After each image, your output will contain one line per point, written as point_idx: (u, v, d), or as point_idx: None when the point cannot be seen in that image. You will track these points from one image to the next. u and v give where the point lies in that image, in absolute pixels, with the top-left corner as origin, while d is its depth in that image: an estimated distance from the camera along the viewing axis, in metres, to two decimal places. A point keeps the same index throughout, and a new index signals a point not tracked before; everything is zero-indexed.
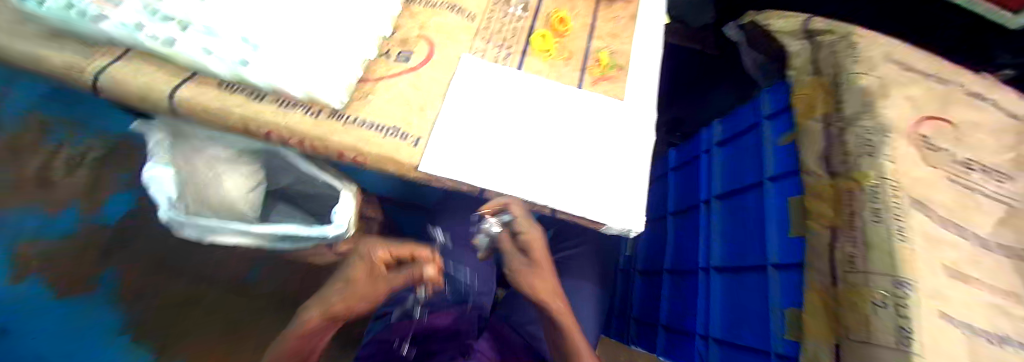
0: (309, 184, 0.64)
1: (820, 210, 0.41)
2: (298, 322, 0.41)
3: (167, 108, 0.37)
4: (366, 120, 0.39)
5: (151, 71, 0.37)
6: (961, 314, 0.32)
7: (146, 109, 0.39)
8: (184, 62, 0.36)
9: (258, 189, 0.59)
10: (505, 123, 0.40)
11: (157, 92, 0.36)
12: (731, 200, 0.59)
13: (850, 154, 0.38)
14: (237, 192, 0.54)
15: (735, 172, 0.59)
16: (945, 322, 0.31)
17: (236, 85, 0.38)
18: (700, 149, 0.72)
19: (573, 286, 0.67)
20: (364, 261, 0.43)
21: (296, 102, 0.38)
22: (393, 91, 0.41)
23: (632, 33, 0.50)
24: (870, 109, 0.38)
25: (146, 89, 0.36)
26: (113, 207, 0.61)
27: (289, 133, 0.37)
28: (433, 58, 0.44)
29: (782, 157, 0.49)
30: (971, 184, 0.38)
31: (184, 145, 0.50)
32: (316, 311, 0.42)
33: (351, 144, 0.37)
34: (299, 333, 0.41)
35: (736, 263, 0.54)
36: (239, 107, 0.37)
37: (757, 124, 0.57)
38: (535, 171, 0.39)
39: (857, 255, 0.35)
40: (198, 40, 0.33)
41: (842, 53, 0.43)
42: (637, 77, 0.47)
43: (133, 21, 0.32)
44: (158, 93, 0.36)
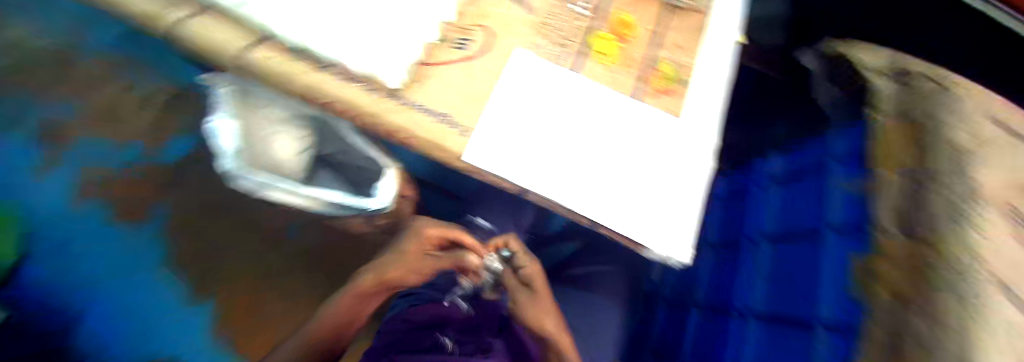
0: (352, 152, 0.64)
1: (884, 271, 0.38)
2: (355, 283, 0.50)
3: (237, 66, 0.39)
4: (420, 104, 0.39)
5: (226, 27, 0.38)
6: None
7: (217, 63, 0.41)
8: (257, 24, 0.37)
9: (307, 152, 0.63)
10: (555, 126, 0.40)
11: (229, 49, 0.38)
12: (782, 243, 0.55)
13: (935, 216, 0.34)
14: (286, 153, 0.60)
15: (791, 212, 0.56)
16: None
17: (300, 53, 0.38)
18: (755, 181, 0.69)
19: (599, 302, 0.68)
20: (417, 238, 0.51)
21: (355, 76, 0.38)
22: (449, 79, 0.41)
23: (701, 47, 0.47)
24: (960, 168, 0.33)
25: (220, 45, 0.38)
26: None
27: (346, 106, 0.38)
28: (491, 49, 0.43)
29: (850, 206, 0.46)
30: None
31: (247, 101, 0.55)
32: (370, 276, 0.50)
33: (403, 125, 0.37)
34: (355, 292, 0.49)
35: (779, 309, 0.51)
36: (302, 75, 0.37)
37: (823, 165, 0.53)
38: (580, 179, 0.38)
39: (922, 329, 0.31)
40: None
41: (938, 103, 0.39)
42: (697, 94, 0.44)
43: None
44: (230, 50, 0.38)
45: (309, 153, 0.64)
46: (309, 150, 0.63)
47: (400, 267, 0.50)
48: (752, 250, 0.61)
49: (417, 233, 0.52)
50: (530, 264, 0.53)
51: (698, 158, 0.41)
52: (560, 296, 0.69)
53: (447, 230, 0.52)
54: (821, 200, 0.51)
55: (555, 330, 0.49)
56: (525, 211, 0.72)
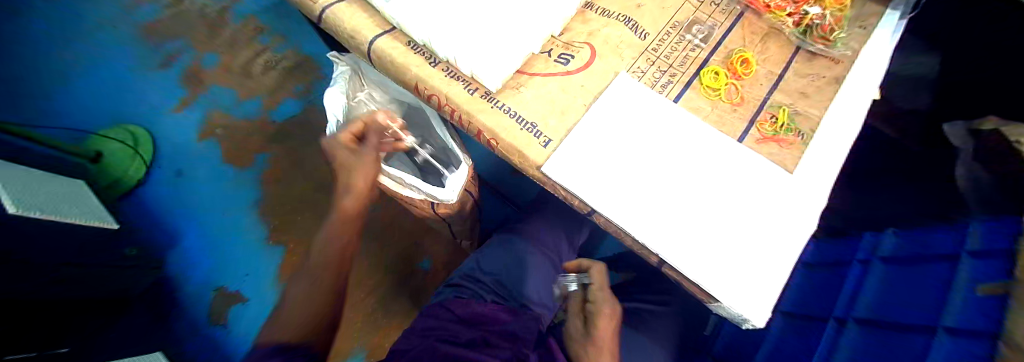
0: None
1: None
2: (328, 225, 0.45)
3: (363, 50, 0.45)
4: (510, 109, 0.41)
5: (364, 16, 0.44)
6: None
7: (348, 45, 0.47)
8: (390, 17, 0.42)
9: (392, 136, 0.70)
10: (643, 153, 0.39)
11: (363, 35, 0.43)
12: (881, 332, 0.48)
13: None
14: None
15: (897, 299, 0.49)
16: None
17: (420, 47, 0.43)
18: (856, 256, 0.61)
19: (644, 343, 0.62)
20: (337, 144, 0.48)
21: (461, 76, 0.41)
22: (543, 89, 0.42)
23: (826, 98, 0.43)
24: None
25: (354, 31, 0.43)
26: None
27: (446, 100, 0.41)
28: (591, 66, 0.43)
29: (971, 308, 0.38)
30: None
31: (357, 81, 0.61)
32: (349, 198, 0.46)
33: (492, 126, 0.39)
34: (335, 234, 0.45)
35: None
36: (417, 66, 0.42)
37: (951, 256, 0.46)
38: (655, 212, 0.37)
39: None
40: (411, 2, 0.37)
41: None
42: (812, 149, 0.41)
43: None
44: (363, 36, 0.43)
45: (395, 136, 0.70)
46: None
47: (360, 175, 0.46)
48: (836, 330, 0.54)
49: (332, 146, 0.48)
50: (604, 302, 0.54)
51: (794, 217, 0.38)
52: None
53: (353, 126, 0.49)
54: (940, 295, 0.43)
55: None
56: (580, 233, 0.73)
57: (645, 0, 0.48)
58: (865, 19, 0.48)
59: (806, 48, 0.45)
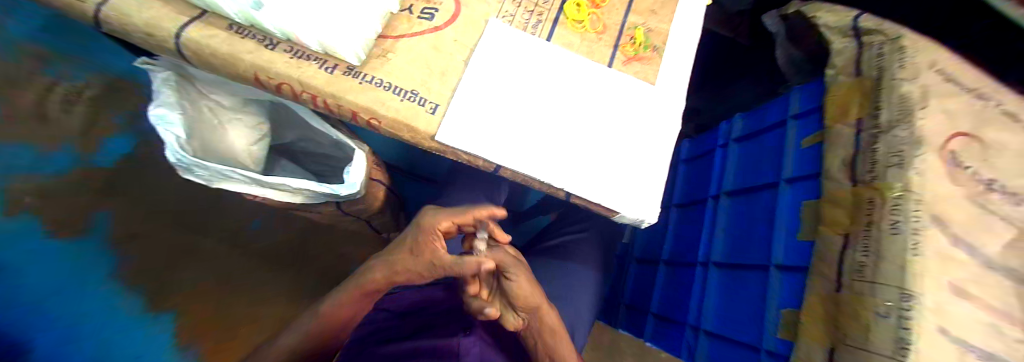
0: (314, 142, 0.68)
1: (835, 218, 0.41)
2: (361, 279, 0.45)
3: (174, 50, 0.36)
4: (380, 80, 0.36)
5: (157, 6, 0.35)
6: (958, 330, 0.32)
7: (152, 47, 0.37)
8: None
9: (263, 143, 0.63)
10: (525, 100, 0.38)
11: (165, 30, 0.34)
12: (745, 198, 0.58)
13: (878, 163, 0.37)
14: (240, 142, 0.59)
15: (751, 169, 0.59)
16: (939, 336, 0.30)
17: (247, 30, 0.36)
18: (717, 142, 0.71)
19: (572, 269, 0.65)
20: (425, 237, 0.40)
21: (311, 54, 0.36)
22: (414, 52, 0.38)
23: (670, 11, 0.47)
24: (903, 119, 0.37)
25: (152, 25, 0.34)
26: (109, 151, 0.70)
27: (301, 87, 0.35)
28: (458, 17, 0.41)
29: (803, 160, 0.48)
30: (990, 205, 0.38)
31: (190, 88, 0.51)
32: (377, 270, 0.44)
33: (365, 105, 0.35)
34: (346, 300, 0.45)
35: (739, 261, 0.54)
36: (250, 54, 0.35)
37: (782, 123, 0.56)
38: (554, 152, 0.38)
39: (867, 264, 0.35)
40: None
41: (888, 56, 0.41)
42: (669, 60, 0.45)
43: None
44: (165, 31, 0.34)
45: (266, 143, 0.64)
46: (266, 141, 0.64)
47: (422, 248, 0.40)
48: (714, 207, 0.64)
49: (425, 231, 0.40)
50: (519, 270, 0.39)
51: (668, 124, 0.42)
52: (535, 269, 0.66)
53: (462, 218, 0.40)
54: (778, 157, 0.54)
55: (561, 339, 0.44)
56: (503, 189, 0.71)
57: None
58: None
59: None
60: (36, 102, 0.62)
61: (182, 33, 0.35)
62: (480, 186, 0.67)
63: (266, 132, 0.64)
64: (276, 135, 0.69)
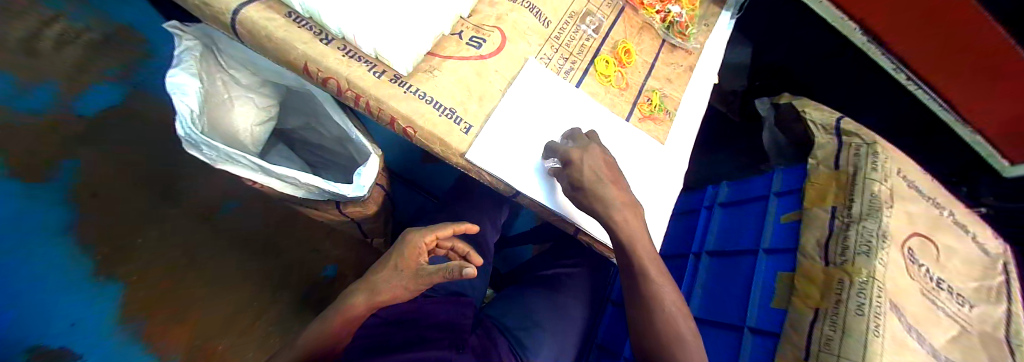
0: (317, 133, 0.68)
1: (807, 291, 0.45)
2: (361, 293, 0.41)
3: (227, 24, 0.36)
4: (423, 92, 0.38)
5: None
6: None
7: (203, 17, 0.37)
8: None
9: (264, 125, 0.62)
10: (547, 131, 0.42)
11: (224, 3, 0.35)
12: (723, 258, 0.62)
13: (849, 249, 0.42)
14: (243, 121, 0.58)
15: (732, 233, 0.63)
16: None
17: (306, 21, 0.38)
18: (702, 203, 0.75)
19: (562, 303, 0.62)
20: (410, 250, 0.39)
21: (363, 56, 0.38)
22: (458, 73, 0.41)
23: (684, 82, 0.53)
24: (873, 213, 0.43)
25: None
26: (98, 98, 0.65)
27: (348, 85, 0.36)
28: (502, 51, 0.43)
29: (782, 234, 0.53)
30: (938, 301, 0.45)
31: (210, 59, 0.50)
32: (362, 295, 0.40)
33: (405, 113, 0.37)
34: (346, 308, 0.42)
35: (714, 318, 0.57)
36: (303, 44, 0.36)
37: (764, 196, 0.61)
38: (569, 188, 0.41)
39: (832, 338, 0.39)
40: None
41: (864, 157, 0.47)
42: (678, 124, 0.50)
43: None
44: (222, 5, 0.35)
45: (268, 126, 0.64)
46: (268, 124, 0.63)
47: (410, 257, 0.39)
48: (695, 262, 0.67)
49: (408, 244, 0.39)
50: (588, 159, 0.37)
51: (672, 183, 0.46)
52: (526, 290, 0.63)
53: (444, 230, 0.40)
54: (758, 227, 0.59)
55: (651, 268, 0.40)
56: (504, 211, 0.72)
57: None
58: (707, 18, 0.59)
59: (668, 40, 0.54)
60: (30, 35, 0.63)
61: (241, 9, 0.35)
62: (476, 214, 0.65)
63: (271, 115, 0.63)
64: (279, 121, 0.69)
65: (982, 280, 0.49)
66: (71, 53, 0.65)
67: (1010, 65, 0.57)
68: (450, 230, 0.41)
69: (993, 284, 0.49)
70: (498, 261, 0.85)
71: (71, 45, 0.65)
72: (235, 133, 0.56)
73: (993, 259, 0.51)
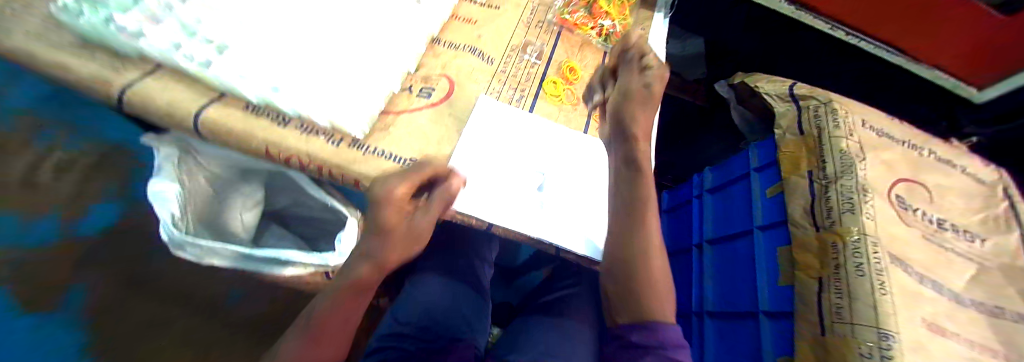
0: (305, 206, 0.69)
1: (807, 262, 0.43)
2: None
3: (190, 128, 0.39)
4: (381, 150, 0.40)
5: (180, 88, 0.39)
6: None
7: (169, 126, 0.40)
8: (217, 85, 0.38)
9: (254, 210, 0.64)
10: (510, 160, 0.44)
11: (184, 109, 0.38)
12: (723, 245, 0.60)
13: (834, 210, 0.42)
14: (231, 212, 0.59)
15: (727, 218, 0.61)
16: None
17: (262, 109, 0.40)
18: (691, 194, 0.74)
19: (569, 326, 0.60)
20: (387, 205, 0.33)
21: (319, 129, 0.40)
22: (412, 124, 0.43)
23: None
24: (847, 170, 0.43)
25: (173, 107, 0.38)
26: (99, 216, 0.66)
27: (309, 159, 0.38)
28: (451, 95, 0.46)
29: (771, 208, 0.52)
30: (944, 242, 0.44)
31: (190, 161, 0.52)
32: None
33: (368, 173, 0.38)
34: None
35: (729, 309, 0.54)
36: (263, 131, 0.38)
37: (746, 175, 0.61)
38: (540, 211, 0.41)
39: (843, 305, 0.37)
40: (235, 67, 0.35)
41: (824, 117, 0.48)
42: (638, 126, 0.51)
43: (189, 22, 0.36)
44: (185, 111, 0.38)
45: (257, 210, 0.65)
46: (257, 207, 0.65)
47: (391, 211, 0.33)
48: (698, 256, 0.65)
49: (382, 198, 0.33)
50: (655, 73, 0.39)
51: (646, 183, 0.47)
52: (529, 323, 0.61)
53: (416, 176, 0.34)
54: (748, 206, 0.58)
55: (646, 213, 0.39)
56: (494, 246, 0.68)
57: (483, 30, 0.53)
58: (643, 21, 0.61)
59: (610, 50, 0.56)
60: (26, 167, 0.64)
61: (202, 111, 0.38)
62: (460, 256, 0.61)
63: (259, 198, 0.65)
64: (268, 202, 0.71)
65: (986, 210, 0.47)
66: (70, 177, 0.66)
67: (939, 3, 0.61)
68: (425, 172, 0.35)
69: (999, 213, 0.47)
70: (505, 295, 0.83)
71: (66, 170, 0.66)
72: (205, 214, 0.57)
73: (989, 187, 0.49)
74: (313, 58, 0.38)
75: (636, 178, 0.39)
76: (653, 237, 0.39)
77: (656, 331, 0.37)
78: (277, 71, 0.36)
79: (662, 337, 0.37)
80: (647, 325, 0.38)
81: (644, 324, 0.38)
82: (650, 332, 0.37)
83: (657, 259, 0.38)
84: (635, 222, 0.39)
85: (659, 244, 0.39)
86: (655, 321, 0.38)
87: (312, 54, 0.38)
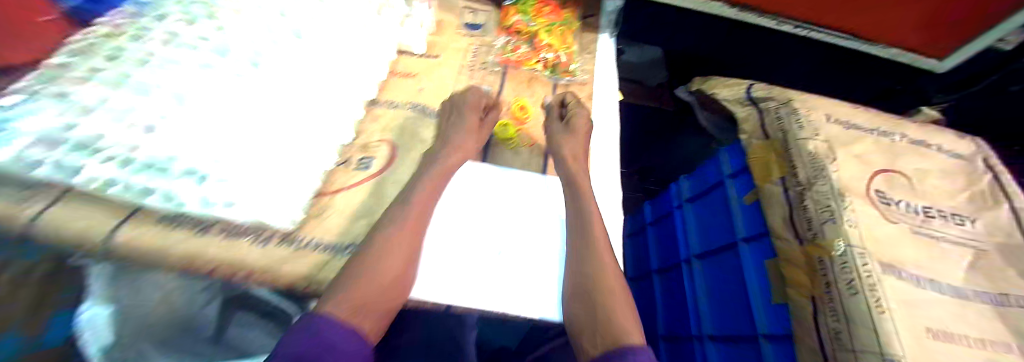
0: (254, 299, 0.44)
1: (798, 279, 0.40)
2: None
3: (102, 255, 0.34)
4: (319, 241, 0.38)
5: (89, 210, 0.33)
6: None
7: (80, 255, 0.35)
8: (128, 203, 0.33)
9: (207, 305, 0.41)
10: (463, 222, 0.42)
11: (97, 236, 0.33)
12: (711, 259, 0.57)
13: (813, 220, 0.39)
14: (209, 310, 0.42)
15: (710, 230, 0.59)
16: None
17: (180, 218, 0.36)
18: (672, 205, 0.71)
19: None
20: (468, 112, 0.46)
21: (244, 229, 0.37)
22: (351, 203, 0.41)
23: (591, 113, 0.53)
24: (820, 175, 0.41)
25: (82, 236, 0.32)
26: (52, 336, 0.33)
27: (235, 268, 0.35)
28: (391, 162, 0.44)
29: (750, 218, 0.50)
30: (936, 232, 0.41)
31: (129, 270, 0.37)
32: None
33: (305, 271, 0.35)
34: None
35: (729, 331, 0.51)
36: (181, 245, 0.35)
37: (721, 183, 0.58)
38: (502, 275, 0.39)
39: (841, 329, 0.34)
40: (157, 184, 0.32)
41: (785, 119, 0.46)
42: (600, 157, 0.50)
43: (94, 132, 0.29)
44: (94, 238, 0.33)
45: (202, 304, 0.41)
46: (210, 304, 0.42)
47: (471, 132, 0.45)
48: (688, 272, 0.62)
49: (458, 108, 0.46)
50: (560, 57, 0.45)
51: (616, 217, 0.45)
52: None
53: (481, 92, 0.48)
54: (727, 216, 0.55)
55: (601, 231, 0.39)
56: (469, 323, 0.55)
57: (424, 83, 0.52)
58: (590, 44, 0.60)
59: (559, 81, 0.55)
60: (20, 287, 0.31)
61: (115, 235, 0.34)
62: (444, 329, 0.54)
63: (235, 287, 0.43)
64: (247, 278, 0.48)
65: (969, 187, 0.45)
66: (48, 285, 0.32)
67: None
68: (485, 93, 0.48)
69: (982, 188, 0.45)
70: None
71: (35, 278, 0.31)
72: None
73: (967, 162, 0.47)
74: (244, 154, 0.35)
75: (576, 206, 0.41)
76: (608, 264, 0.36)
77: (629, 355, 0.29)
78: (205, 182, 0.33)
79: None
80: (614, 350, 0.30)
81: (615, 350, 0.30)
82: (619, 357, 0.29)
83: (615, 283, 0.35)
84: (588, 258, 0.37)
85: (617, 273, 0.36)
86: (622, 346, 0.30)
87: (242, 150, 0.35)
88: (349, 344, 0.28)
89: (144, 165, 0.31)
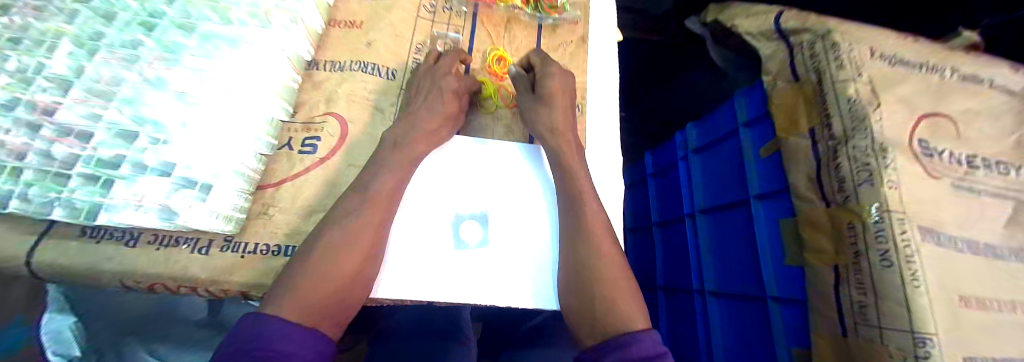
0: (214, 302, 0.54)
1: (818, 245, 0.36)
2: None
3: (30, 271, 0.31)
4: (267, 244, 0.34)
5: (5, 226, 0.31)
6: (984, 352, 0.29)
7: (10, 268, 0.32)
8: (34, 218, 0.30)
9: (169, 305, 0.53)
10: (441, 208, 0.38)
11: (12, 257, 0.31)
12: (718, 215, 0.53)
13: (846, 180, 0.34)
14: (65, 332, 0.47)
15: (718, 183, 0.54)
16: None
17: (103, 229, 0.33)
18: (675, 155, 0.65)
19: None
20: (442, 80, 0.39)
21: (178, 237, 0.33)
22: (302, 191, 0.37)
23: (582, 60, 0.46)
24: (862, 126, 0.34)
25: (1, 254, 0.30)
26: None
27: (176, 282, 0.32)
28: (345, 140, 0.39)
29: (766, 174, 0.44)
30: (977, 185, 0.36)
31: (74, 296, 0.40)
32: None
33: (252, 280, 0.33)
34: None
35: (734, 290, 0.49)
36: (110, 260, 0.32)
37: (733, 132, 0.51)
38: (475, 267, 0.36)
39: (868, 305, 0.31)
40: (55, 191, 0.28)
41: (823, 56, 0.38)
42: (594, 114, 0.44)
43: None
44: (16, 254, 0.31)
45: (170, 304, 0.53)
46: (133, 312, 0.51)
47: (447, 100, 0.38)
48: (691, 227, 0.58)
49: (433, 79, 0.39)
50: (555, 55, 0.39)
51: (601, 183, 0.41)
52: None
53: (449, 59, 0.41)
54: (740, 169, 0.50)
55: (597, 208, 0.34)
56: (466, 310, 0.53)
57: (375, 35, 0.44)
58: None
59: (544, 22, 0.47)
60: None
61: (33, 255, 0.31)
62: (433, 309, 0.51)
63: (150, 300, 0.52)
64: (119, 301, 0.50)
65: None
66: None
67: None
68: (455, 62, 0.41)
69: None
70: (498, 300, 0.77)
71: None
72: (119, 321, 0.50)
73: None
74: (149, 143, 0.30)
75: (566, 181, 0.36)
76: (606, 245, 0.32)
77: (626, 347, 0.26)
78: (108, 178, 0.29)
79: (636, 355, 0.26)
80: (610, 343, 0.27)
81: (610, 342, 0.27)
82: (616, 351, 0.26)
83: (615, 265, 0.31)
84: (582, 240, 0.32)
85: (615, 252, 0.32)
86: (622, 336, 0.27)
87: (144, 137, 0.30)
88: (301, 348, 0.25)
89: (37, 169, 0.28)
